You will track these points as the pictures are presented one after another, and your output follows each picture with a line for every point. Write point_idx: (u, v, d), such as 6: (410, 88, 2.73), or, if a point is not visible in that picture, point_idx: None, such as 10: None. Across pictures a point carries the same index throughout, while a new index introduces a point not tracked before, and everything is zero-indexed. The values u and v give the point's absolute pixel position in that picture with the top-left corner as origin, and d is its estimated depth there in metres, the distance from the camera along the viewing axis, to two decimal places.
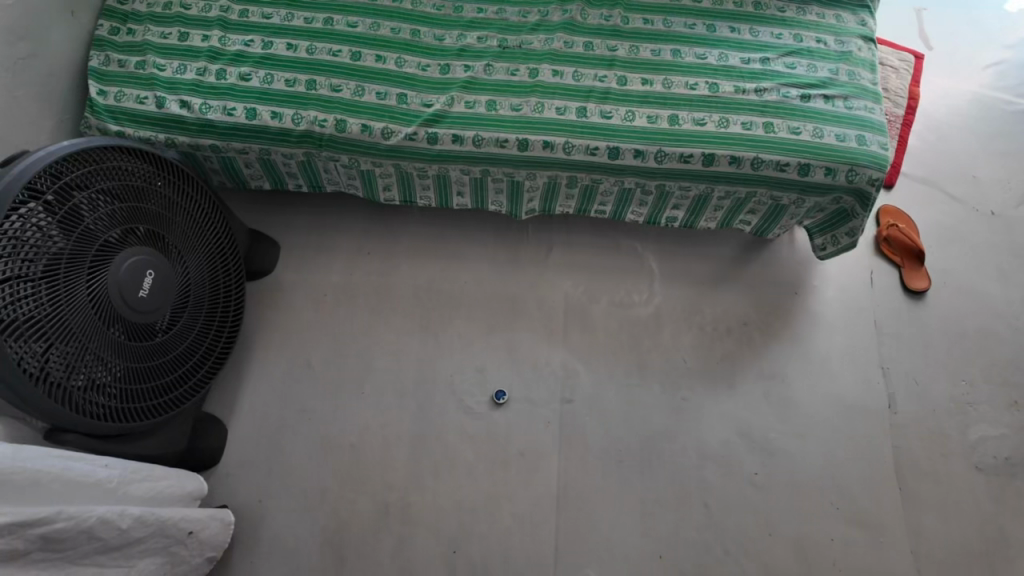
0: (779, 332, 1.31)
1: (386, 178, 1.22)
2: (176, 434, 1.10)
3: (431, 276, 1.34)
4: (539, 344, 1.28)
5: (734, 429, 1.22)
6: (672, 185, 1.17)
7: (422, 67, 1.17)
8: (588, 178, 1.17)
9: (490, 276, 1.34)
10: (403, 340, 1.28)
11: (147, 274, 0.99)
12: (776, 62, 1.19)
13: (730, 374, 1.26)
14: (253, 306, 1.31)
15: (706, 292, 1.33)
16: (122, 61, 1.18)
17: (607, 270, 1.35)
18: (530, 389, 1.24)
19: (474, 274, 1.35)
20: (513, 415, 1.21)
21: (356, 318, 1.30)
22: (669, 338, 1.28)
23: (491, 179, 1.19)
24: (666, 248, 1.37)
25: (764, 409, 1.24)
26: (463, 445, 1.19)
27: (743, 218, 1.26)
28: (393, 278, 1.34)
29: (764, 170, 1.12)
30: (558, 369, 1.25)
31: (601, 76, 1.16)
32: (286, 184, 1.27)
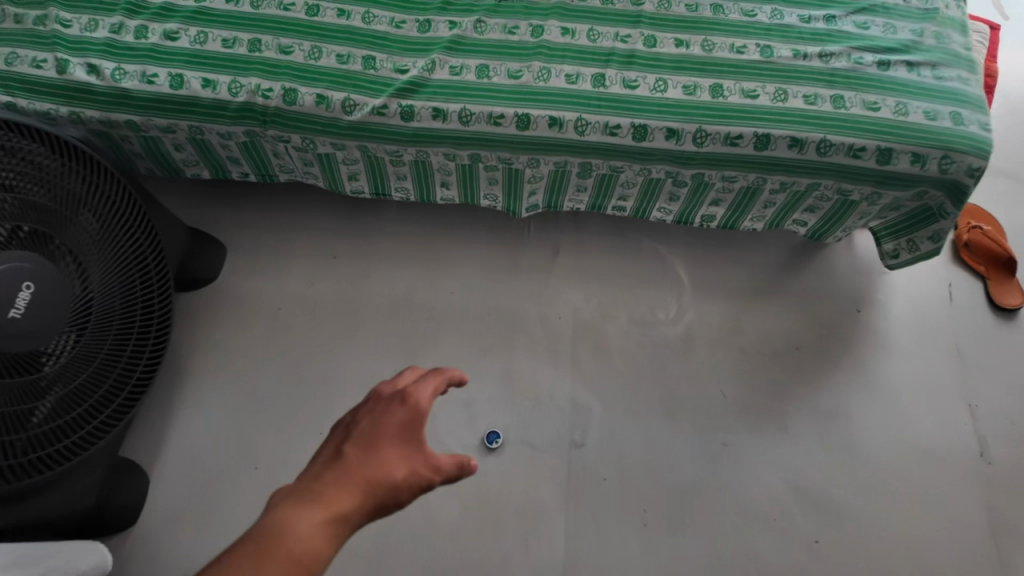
0: (838, 357, 1.06)
1: (351, 165, 0.97)
2: (77, 492, 0.84)
3: (411, 287, 1.10)
4: (542, 372, 1.03)
5: (785, 481, 0.97)
6: (713, 175, 0.91)
7: (396, 24, 0.93)
8: (605, 166, 0.92)
9: (484, 287, 1.10)
10: (374, 365, 1.04)
11: (21, 288, 0.75)
12: (844, 21, 0.94)
13: (779, 411, 1.01)
14: (190, 323, 1.06)
15: (747, 308, 1.08)
16: (17, 15, 0.92)
17: (627, 280, 1.10)
18: (531, 430, 0.99)
19: (464, 284, 1.10)
20: (508, 464, 0.97)
21: (317, 337, 1.06)
22: (703, 365, 1.04)
23: (483, 166, 0.95)
24: (699, 254, 1.12)
25: (823, 456, 0.99)
26: (445, 501, 0.95)
27: (798, 217, 1.01)
28: (363, 288, 1.09)
29: (833, 155, 0.87)
30: (565, 404, 1.00)
31: (623, 35, 0.91)
32: (228, 173, 1.03)
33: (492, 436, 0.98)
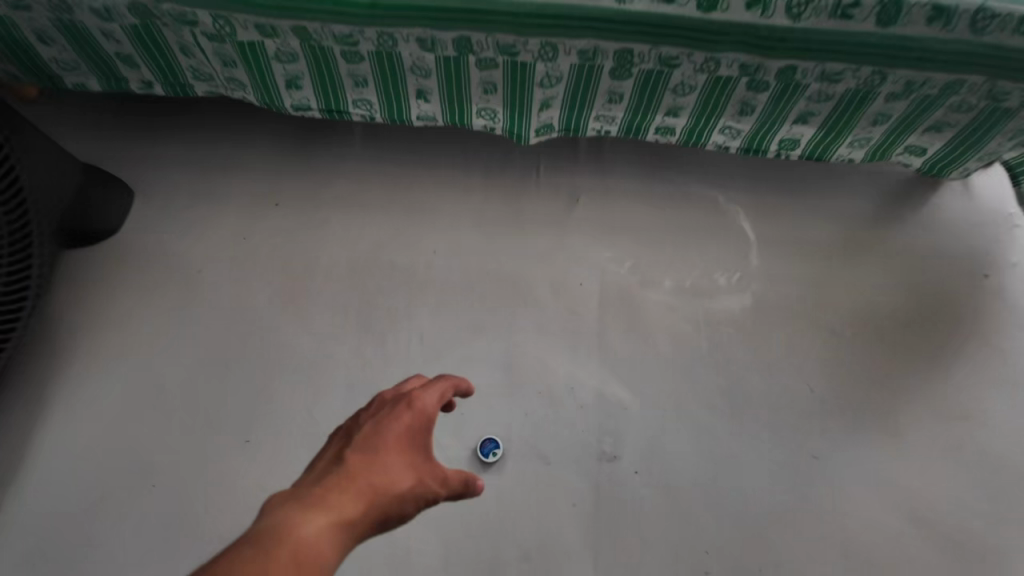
0: (964, 337, 0.77)
1: (290, 63, 0.69)
2: None
3: (380, 243, 0.81)
4: (558, 357, 0.75)
5: (902, 509, 0.69)
6: (808, 68, 0.63)
7: None
8: (652, 55, 0.63)
9: (478, 244, 0.81)
10: (327, 347, 0.76)
11: None
12: None
13: (886, 410, 0.73)
14: (82, 291, 0.79)
15: (835, 271, 0.80)
16: None
17: (671, 232, 0.81)
18: (543, 437, 0.71)
19: (451, 238, 0.82)
20: (512, 484, 0.69)
21: (250, 309, 0.77)
22: (780, 347, 0.75)
23: (476, 61, 0.66)
24: (765, 198, 0.84)
25: (953, 473, 0.71)
26: (424, 538, 0.67)
27: (915, 141, 0.72)
28: (316, 244, 0.81)
29: (994, 33, 0.57)
30: (591, 401, 0.72)
31: None
32: (126, 82, 0.74)
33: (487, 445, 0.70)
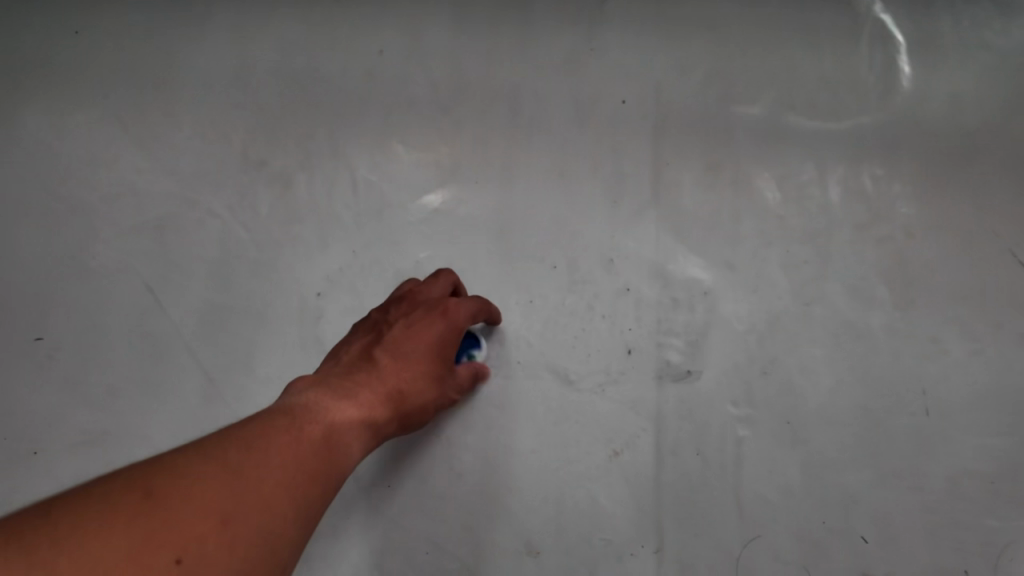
0: None
1: None
2: None
3: (283, 26, 0.47)
4: (585, 207, 0.43)
5: None
6: None
7: None
8: None
9: (450, 29, 0.47)
10: (188, 192, 0.44)
11: None
12: None
13: None
14: None
15: None
16: None
17: (777, 15, 0.48)
18: (562, 337, 0.40)
19: (406, 19, 0.48)
20: (504, 415, 0.39)
21: (55, 130, 0.45)
22: (966, 195, 0.44)
23: None
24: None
25: None
26: (351, 505, 0.38)
27: None
28: (167, 27, 0.47)
29: None
30: (646, 278, 0.41)
31: None
32: None
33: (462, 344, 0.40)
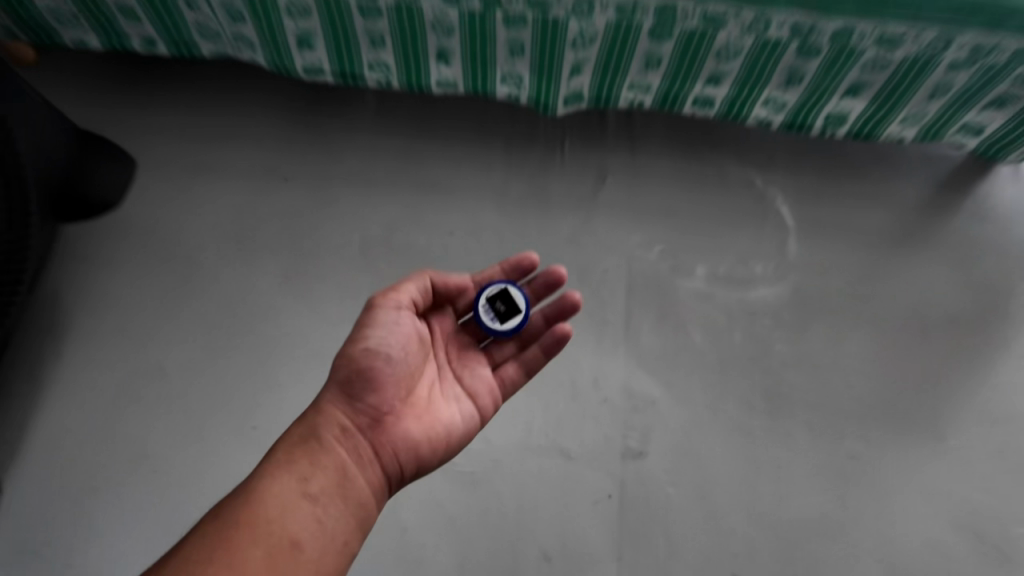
0: (1011, 336, 0.73)
1: (300, 18, 0.63)
2: None
3: (390, 217, 0.75)
4: (582, 345, 0.69)
5: (949, 517, 0.64)
6: (868, 31, 0.57)
7: None
8: (698, 15, 0.57)
9: (498, 223, 0.75)
10: (335, 330, 0.70)
11: None
12: None
13: (934, 411, 0.68)
14: (77, 259, 0.75)
15: (881, 263, 0.75)
16: None
17: (705, 217, 0.76)
18: (566, 429, 0.66)
19: (469, 216, 0.75)
20: (531, 479, 0.64)
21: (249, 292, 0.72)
22: (822, 341, 0.70)
23: (503, 21, 0.59)
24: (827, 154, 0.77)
25: (1000, 480, 0.66)
26: (437, 534, 0.62)
27: (974, 117, 0.67)
28: (321, 223, 0.75)
29: None
30: (618, 393, 0.67)
31: None
32: (126, 39, 0.70)
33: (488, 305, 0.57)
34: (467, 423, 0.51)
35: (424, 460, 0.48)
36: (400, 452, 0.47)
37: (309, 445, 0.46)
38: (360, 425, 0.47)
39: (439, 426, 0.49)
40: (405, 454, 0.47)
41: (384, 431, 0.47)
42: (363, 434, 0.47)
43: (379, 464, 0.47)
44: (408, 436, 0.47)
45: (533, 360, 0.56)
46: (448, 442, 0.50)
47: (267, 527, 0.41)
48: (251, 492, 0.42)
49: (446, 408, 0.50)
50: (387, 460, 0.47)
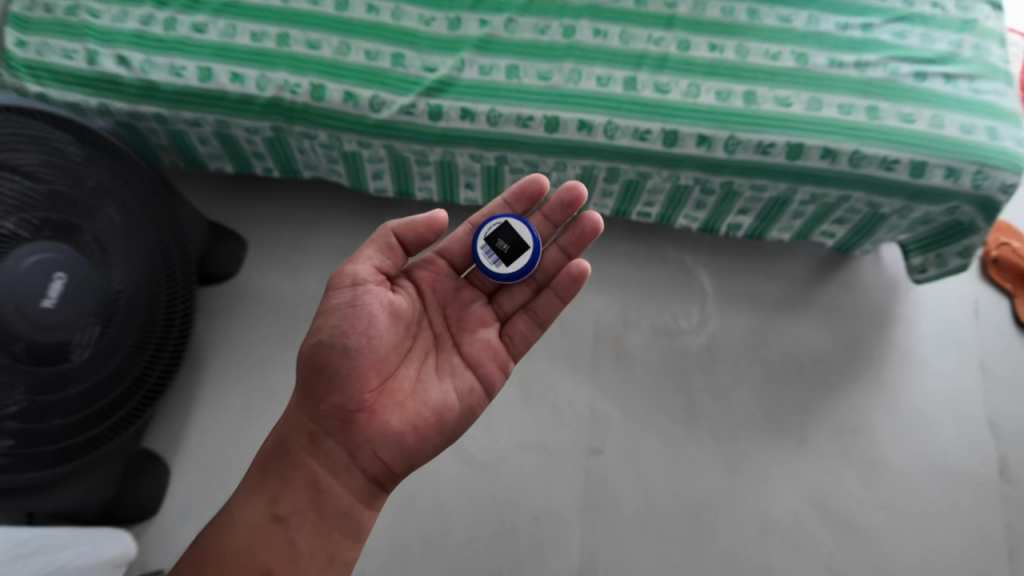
0: (861, 372, 1.04)
1: (377, 163, 0.97)
2: (97, 480, 0.89)
3: None
4: (561, 377, 1.01)
5: (806, 497, 0.96)
6: (742, 183, 0.90)
7: (426, 21, 0.90)
8: (633, 171, 0.90)
9: None
10: None
11: (57, 277, 0.78)
12: (882, 29, 0.90)
13: (800, 424, 1.00)
14: (208, 319, 1.07)
15: (772, 320, 1.07)
16: (47, 4, 0.92)
17: (649, 287, 1.08)
18: (549, 435, 0.98)
19: None
20: (525, 468, 0.96)
21: None
22: (726, 376, 1.02)
23: (509, 168, 0.94)
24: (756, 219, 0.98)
25: (844, 472, 0.98)
26: (462, 503, 0.94)
27: (826, 227, 0.99)
28: None
29: (864, 167, 0.85)
30: (585, 410, 0.99)
31: (657, 37, 0.88)
32: (252, 168, 1.03)
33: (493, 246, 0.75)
34: (439, 407, 0.66)
35: (409, 446, 0.63)
36: (377, 449, 0.63)
37: (289, 463, 0.64)
38: (334, 427, 0.63)
39: (428, 407, 0.65)
40: (383, 445, 0.63)
41: (359, 429, 0.63)
42: (340, 438, 0.63)
43: (356, 464, 0.64)
44: (385, 428, 0.63)
45: (547, 299, 0.75)
46: (422, 428, 0.64)
47: (239, 543, 0.60)
48: (233, 509, 0.63)
49: (432, 386, 0.67)
50: (368, 454, 0.63)
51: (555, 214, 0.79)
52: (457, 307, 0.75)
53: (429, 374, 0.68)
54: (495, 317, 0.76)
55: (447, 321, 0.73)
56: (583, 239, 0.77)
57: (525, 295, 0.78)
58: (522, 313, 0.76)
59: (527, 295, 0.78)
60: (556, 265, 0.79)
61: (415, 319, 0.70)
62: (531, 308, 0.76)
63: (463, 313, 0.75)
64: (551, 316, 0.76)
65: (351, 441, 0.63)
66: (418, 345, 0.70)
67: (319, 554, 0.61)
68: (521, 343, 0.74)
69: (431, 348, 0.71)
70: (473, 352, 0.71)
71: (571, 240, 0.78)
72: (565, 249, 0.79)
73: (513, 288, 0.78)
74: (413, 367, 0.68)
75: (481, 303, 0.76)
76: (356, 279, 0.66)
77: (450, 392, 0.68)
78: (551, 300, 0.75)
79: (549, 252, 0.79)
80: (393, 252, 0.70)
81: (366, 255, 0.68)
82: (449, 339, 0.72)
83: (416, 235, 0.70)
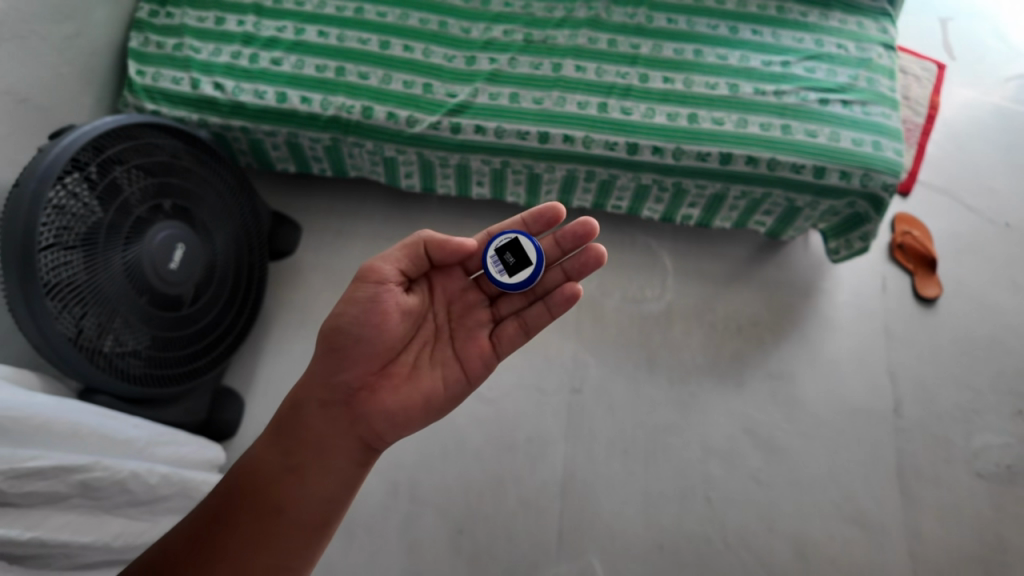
0: (789, 332, 1.32)
1: (409, 165, 1.25)
2: (196, 404, 1.17)
3: None
4: (551, 334, 1.30)
5: (739, 426, 1.23)
6: (689, 182, 1.18)
7: (449, 58, 1.19)
8: (606, 172, 1.19)
9: None
10: None
11: (177, 247, 1.04)
12: (796, 65, 1.18)
13: (738, 371, 1.28)
14: (273, 288, 1.36)
15: (718, 291, 1.35)
16: (160, 43, 1.20)
17: (622, 265, 1.36)
18: (541, 378, 1.26)
19: None
20: (522, 403, 1.24)
21: None
22: (680, 334, 1.30)
23: (511, 171, 1.22)
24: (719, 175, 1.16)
25: (771, 408, 1.25)
26: (474, 428, 1.22)
27: (758, 218, 1.27)
28: None
29: (779, 170, 1.12)
30: (569, 359, 1.27)
31: (623, 72, 1.17)
32: (311, 168, 1.32)
33: (502, 258, 0.88)
34: (428, 391, 0.79)
35: (400, 422, 0.77)
36: (375, 420, 0.76)
37: (296, 426, 0.76)
38: (341, 397, 0.76)
39: (420, 393, 0.78)
40: (379, 418, 0.76)
41: (363, 401, 0.76)
42: (344, 407, 0.76)
43: (355, 430, 0.76)
44: (382, 405, 0.76)
45: (541, 312, 0.88)
46: (413, 408, 0.77)
47: (254, 483, 0.74)
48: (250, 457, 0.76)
49: (426, 374, 0.80)
50: (367, 424, 0.76)
51: (565, 241, 0.90)
52: (456, 305, 0.88)
53: (423, 363, 0.81)
54: (488, 318, 0.89)
55: (445, 317, 0.87)
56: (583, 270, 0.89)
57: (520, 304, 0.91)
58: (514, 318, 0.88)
59: (524, 304, 0.91)
60: (555, 282, 0.92)
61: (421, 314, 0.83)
62: (523, 315, 0.89)
63: (461, 311, 0.88)
64: (539, 325, 0.88)
65: (353, 411, 0.76)
66: (418, 336, 0.83)
67: (318, 499, 0.74)
68: (507, 344, 0.87)
69: (428, 339, 0.84)
70: (463, 347, 0.84)
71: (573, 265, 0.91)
72: (566, 272, 0.91)
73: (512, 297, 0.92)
74: (411, 355, 0.81)
75: (479, 307, 0.89)
76: (381, 278, 0.78)
77: (439, 378, 0.81)
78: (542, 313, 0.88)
79: (551, 271, 0.92)
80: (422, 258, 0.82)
81: (394, 256, 0.80)
82: (445, 332, 0.86)
83: (442, 249, 0.81)
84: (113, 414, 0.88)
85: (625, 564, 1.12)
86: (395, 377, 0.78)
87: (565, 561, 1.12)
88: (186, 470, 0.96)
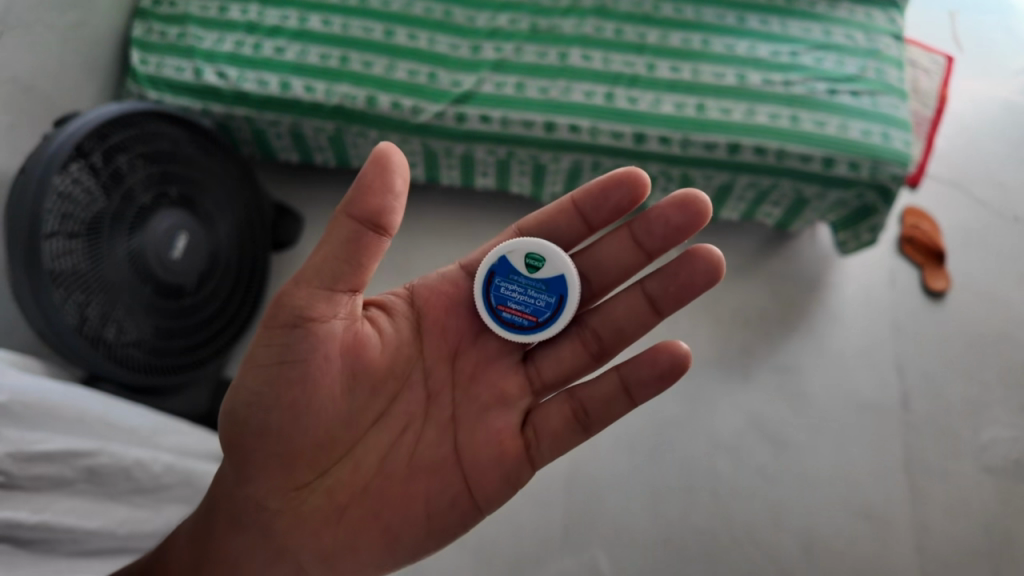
0: (796, 325, 1.31)
1: (413, 155, 1.24)
2: (196, 395, 1.17)
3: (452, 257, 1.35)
4: None
5: (745, 419, 1.22)
6: (696, 173, 1.17)
7: (454, 47, 1.18)
8: (611, 163, 1.18)
9: None
10: None
11: (179, 237, 1.03)
12: (804, 55, 1.16)
13: (744, 365, 1.27)
14: (275, 280, 1.35)
15: (725, 284, 1.34)
16: (163, 31, 1.19)
17: None
18: None
19: None
20: None
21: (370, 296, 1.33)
22: (685, 328, 1.29)
23: (516, 161, 1.22)
24: (726, 167, 1.15)
25: (777, 401, 1.24)
26: None
27: (765, 209, 1.26)
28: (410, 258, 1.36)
29: (786, 161, 1.11)
30: None
31: (630, 62, 1.16)
32: (314, 158, 1.31)
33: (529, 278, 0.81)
34: (390, 511, 0.71)
35: (351, 536, 0.70)
36: (305, 547, 0.70)
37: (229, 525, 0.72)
38: (263, 512, 0.70)
39: (382, 504, 0.71)
40: (323, 529, 0.70)
41: (288, 521, 0.70)
42: (264, 525, 0.71)
43: (290, 549, 0.70)
44: (328, 516, 0.70)
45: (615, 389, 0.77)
46: (370, 518, 0.70)
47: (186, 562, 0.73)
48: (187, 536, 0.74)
49: (390, 481, 0.72)
50: (296, 550, 0.70)
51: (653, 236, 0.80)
52: (463, 372, 0.78)
53: (396, 467, 0.72)
54: (524, 390, 0.79)
55: (447, 391, 0.77)
56: (659, 380, 0.75)
57: (584, 357, 0.82)
58: (566, 395, 0.78)
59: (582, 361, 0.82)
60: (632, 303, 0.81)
61: (383, 376, 0.74)
62: (579, 398, 0.77)
63: (470, 376, 0.78)
64: (598, 414, 0.77)
65: (291, 523, 0.70)
66: (392, 418, 0.74)
67: None
68: (549, 443, 0.76)
69: (408, 435, 0.74)
70: (466, 445, 0.74)
71: (660, 287, 0.79)
72: (625, 380, 0.76)
73: (564, 351, 0.82)
74: (376, 456, 0.72)
75: (510, 369, 0.80)
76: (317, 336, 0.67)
77: (413, 496, 0.71)
78: (619, 344, 0.82)
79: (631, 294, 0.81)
80: (364, 221, 0.64)
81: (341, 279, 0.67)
82: (445, 415, 0.75)
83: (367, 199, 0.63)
84: (117, 401, 0.87)
85: (630, 558, 1.11)
86: (349, 484, 0.71)
87: (571, 556, 1.11)
88: (191, 459, 0.95)
